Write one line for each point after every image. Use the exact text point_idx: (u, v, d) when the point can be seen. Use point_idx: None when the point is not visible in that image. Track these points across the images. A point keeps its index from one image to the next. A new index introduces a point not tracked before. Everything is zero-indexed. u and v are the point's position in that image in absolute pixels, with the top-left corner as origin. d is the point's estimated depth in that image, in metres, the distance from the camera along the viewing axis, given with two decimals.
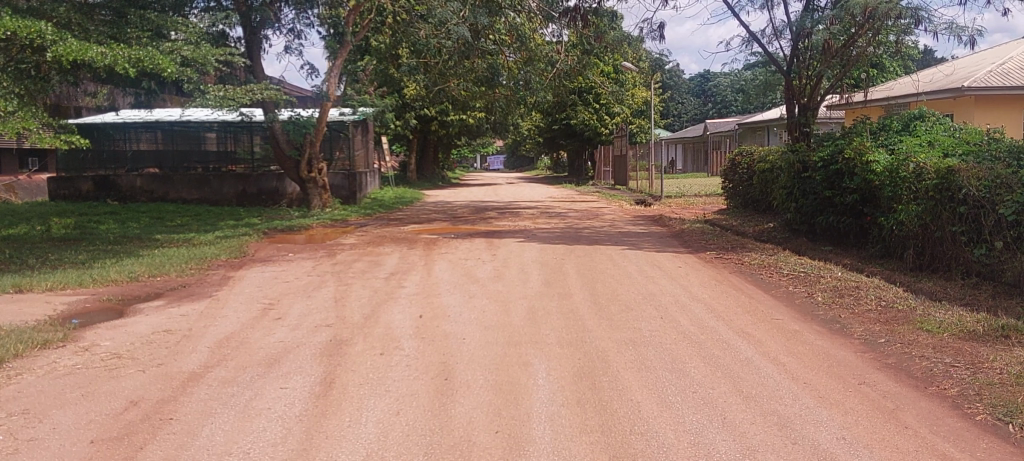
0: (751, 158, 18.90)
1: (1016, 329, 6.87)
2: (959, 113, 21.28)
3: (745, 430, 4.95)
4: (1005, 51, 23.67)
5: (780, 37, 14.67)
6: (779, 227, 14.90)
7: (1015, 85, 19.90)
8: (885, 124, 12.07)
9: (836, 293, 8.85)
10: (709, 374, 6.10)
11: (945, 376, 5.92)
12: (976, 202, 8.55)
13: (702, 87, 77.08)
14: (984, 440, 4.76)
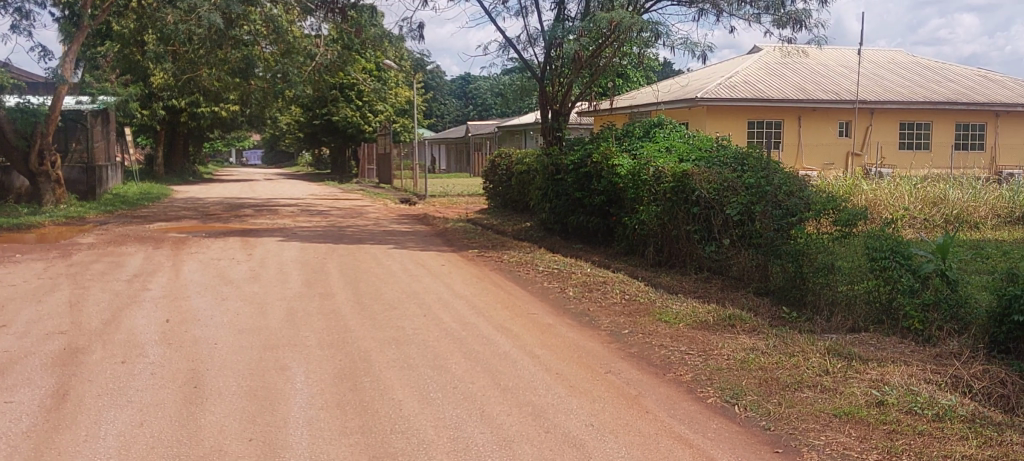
0: (509, 160, 19.52)
1: (740, 319, 7.59)
2: (694, 122, 23.19)
3: (502, 422, 5.11)
4: (732, 66, 26.09)
5: (534, 44, 15.24)
6: (535, 226, 15.51)
7: (740, 97, 22.02)
8: (629, 131, 12.87)
9: (585, 289, 9.35)
10: (468, 370, 6.24)
11: (682, 363, 6.44)
12: (707, 203, 9.34)
13: (464, 90, 78.58)
14: (714, 419, 5.21)
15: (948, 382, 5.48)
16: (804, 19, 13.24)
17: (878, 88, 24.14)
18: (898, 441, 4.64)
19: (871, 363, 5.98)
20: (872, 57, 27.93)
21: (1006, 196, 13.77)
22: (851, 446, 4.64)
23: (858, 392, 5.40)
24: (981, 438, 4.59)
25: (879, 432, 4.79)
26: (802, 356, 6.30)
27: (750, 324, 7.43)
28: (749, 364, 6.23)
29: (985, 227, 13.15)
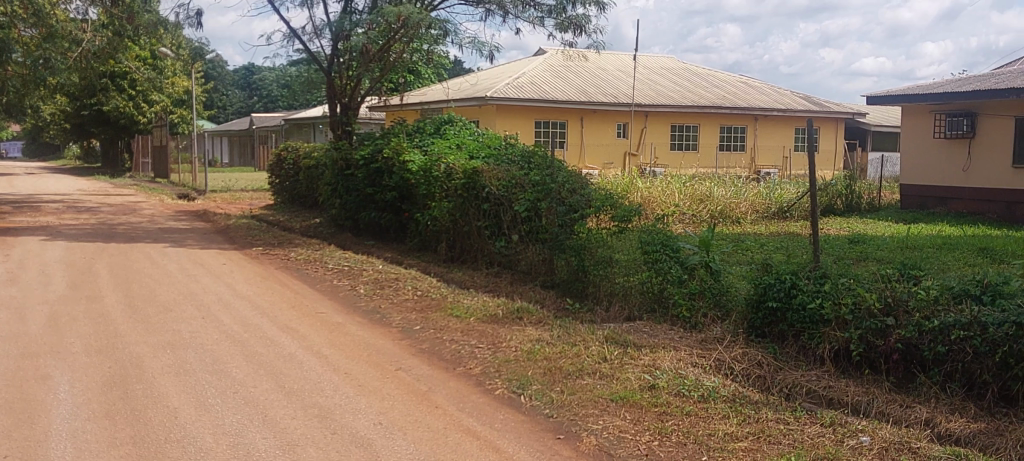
0: (296, 154, 18.96)
1: (528, 311, 7.79)
2: (483, 120, 23.57)
3: (286, 425, 4.93)
4: (519, 66, 26.78)
5: (320, 36, 14.89)
6: (325, 222, 15.17)
7: (527, 97, 22.64)
8: (419, 127, 12.87)
9: (376, 285, 9.25)
10: (251, 372, 5.99)
11: (471, 357, 6.51)
12: (497, 199, 9.56)
13: (248, 81, 75.52)
14: (501, 410, 5.31)
15: (712, 365, 5.87)
16: (584, 24, 13.79)
17: (652, 92, 25.63)
18: (667, 422, 4.92)
19: (645, 350, 6.32)
20: (647, 62, 29.63)
21: (764, 193, 15.05)
22: (626, 428, 4.88)
23: (634, 377, 5.69)
24: (740, 416, 4.95)
25: (651, 415, 5.06)
26: (583, 344, 6.57)
27: (536, 316, 7.65)
28: (535, 354, 6.41)
29: (746, 222, 14.31)
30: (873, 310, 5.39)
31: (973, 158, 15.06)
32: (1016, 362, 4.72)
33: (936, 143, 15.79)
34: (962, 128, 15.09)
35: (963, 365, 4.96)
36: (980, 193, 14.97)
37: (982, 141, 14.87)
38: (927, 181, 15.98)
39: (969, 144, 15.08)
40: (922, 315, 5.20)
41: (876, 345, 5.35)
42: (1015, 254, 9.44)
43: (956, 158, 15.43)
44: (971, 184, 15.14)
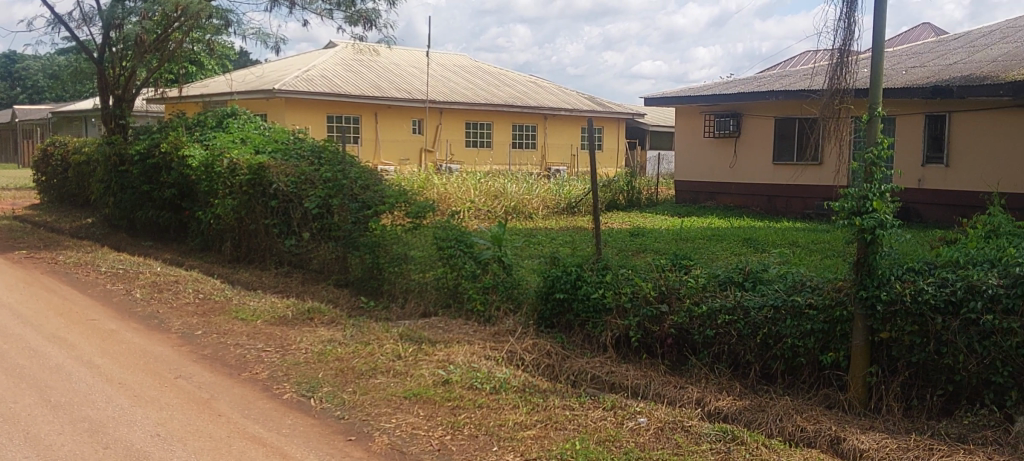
0: (64, 148, 17.47)
1: (319, 312, 7.57)
2: (271, 113, 22.77)
3: (50, 443, 4.50)
4: (309, 59, 26.11)
5: (90, 23, 13.79)
6: (98, 222, 14.08)
7: (317, 91, 22.08)
8: (200, 120, 12.20)
9: (155, 289, 8.67)
10: (10, 387, 5.42)
11: (258, 361, 6.24)
12: (285, 196, 9.26)
13: (8, 69, 68.85)
14: (289, 415, 5.12)
15: (504, 357, 5.97)
16: (374, 18, 13.62)
17: (445, 90, 25.78)
18: (460, 416, 4.94)
19: (439, 345, 6.32)
20: (439, 59, 29.80)
21: (554, 189, 15.46)
22: (418, 425, 4.85)
23: (427, 373, 5.68)
24: (529, 405, 5.06)
25: (443, 409, 5.06)
26: (376, 343, 6.47)
27: (328, 316, 7.46)
28: (326, 355, 6.24)
29: (537, 217, 14.67)
30: (649, 297, 5.70)
31: (739, 156, 16.28)
32: (774, 342, 5.12)
33: (706, 142, 16.92)
34: (728, 127, 16.25)
35: (729, 346, 5.31)
36: (745, 188, 16.20)
37: (747, 140, 16.10)
38: (699, 177, 17.10)
39: (735, 143, 16.28)
40: (692, 301, 5.54)
41: (652, 331, 5.66)
42: (775, 243, 10.27)
43: (724, 155, 16.62)
44: (738, 180, 16.35)
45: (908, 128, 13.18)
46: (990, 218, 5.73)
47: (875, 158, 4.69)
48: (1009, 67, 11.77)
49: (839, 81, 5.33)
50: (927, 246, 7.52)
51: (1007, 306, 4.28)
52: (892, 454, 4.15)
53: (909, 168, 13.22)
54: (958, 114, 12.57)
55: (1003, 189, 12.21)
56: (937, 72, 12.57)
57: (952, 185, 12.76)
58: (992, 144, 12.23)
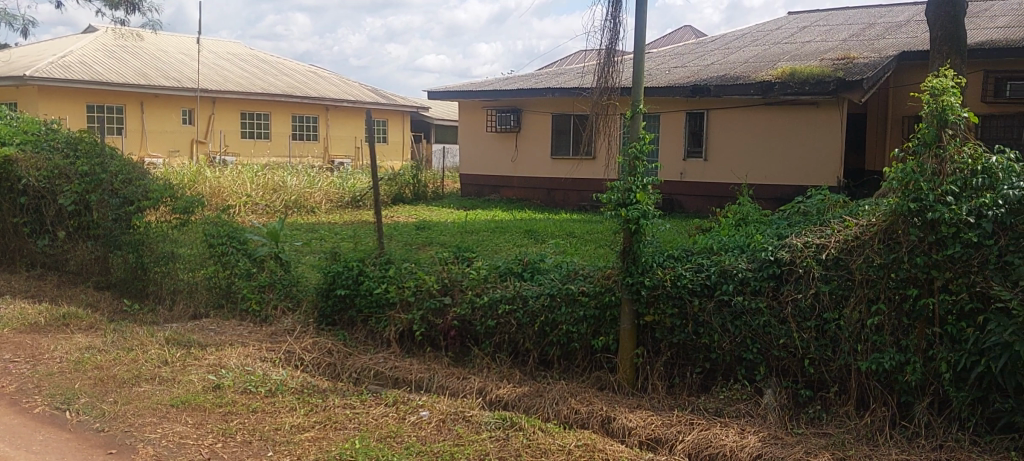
0: None
1: (77, 317, 7.00)
2: (22, 102, 20.81)
3: None
4: (65, 44, 24.04)
5: None
6: None
7: (75, 79, 20.42)
8: None
9: None
10: None
11: (4, 373, 5.67)
12: (37, 192, 8.47)
13: None
14: (40, 430, 4.69)
15: (283, 358, 5.79)
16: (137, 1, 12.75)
17: (219, 79, 24.61)
18: (232, 422, 4.73)
19: (211, 349, 6.02)
20: (213, 47, 28.40)
21: (337, 182, 15.13)
22: (187, 434, 4.59)
23: (196, 379, 5.40)
24: (306, 406, 4.93)
25: (215, 416, 4.83)
26: (141, 349, 6.07)
27: (87, 321, 6.91)
28: (83, 364, 5.77)
29: (320, 211, 14.32)
30: (432, 290, 5.73)
31: (519, 150, 16.70)
32: (551, 329, 5.29)
33: (488, 136, 17.25)
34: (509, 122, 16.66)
35: (510, 335, 5.43)
36: (525, 181, 16.66)
37: (526, 134, 16.55)
38: (481, 171, 17.39)
39: (515, 138, 16.69)
40: (474, 293, 5.63)
41: (435, 324, 5.68)
42: (553, 234, 10.62)
43: (505, 149, 17.00)
44: (519, 173, 16.78)
45: (671, 124, 14.06)
46: (741, 208, 6.22)
47: (638, 152, 4.93)
48: (758, 69, 12.87)
49: (607, 78, 5.54)
50: (687, 233, 8.06)
51: (754, 287, 4.63)
52: (656, 430, 4.37)
53: (672, 162, 14.14)
54: (716, 112, 13.59)
55: (751, 181, 13.36)
56: (697, 72, 13.52)
57: (709, 177, 13.79)
58: (743, 139, 13.33)
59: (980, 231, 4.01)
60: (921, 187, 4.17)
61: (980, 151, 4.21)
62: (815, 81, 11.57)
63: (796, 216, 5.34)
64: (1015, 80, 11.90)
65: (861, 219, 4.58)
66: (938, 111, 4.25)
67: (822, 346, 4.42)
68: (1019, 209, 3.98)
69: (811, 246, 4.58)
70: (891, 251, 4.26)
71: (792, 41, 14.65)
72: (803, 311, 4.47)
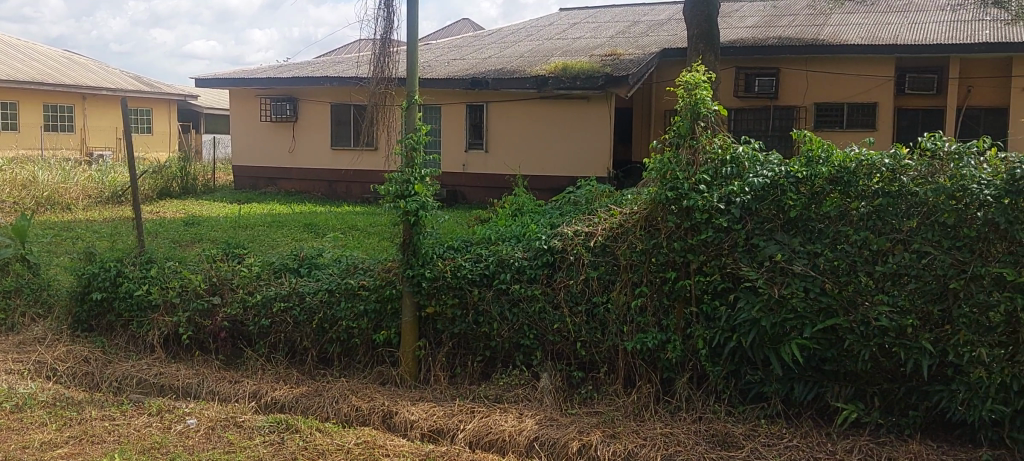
0: None
1: None
2: None
3: None
4: None
5: None
6: None
7: None
8: None
9: None
10: None
11: None
12: None
13: None
14: None
15: (31, 369, 5.30)
16: None
17: None
18: None
19: None
20: None
21: (96, 177, 14.03)
22: None
23: None
24: (60, 421, 4.53)
25: None
26: None
27: None
28: None
29: (76, 208, 13.25)
30: (199, 291, 5.47)
31: (297, 140, 15.87)
32: (330, 326, 5.14)
33: (262, 126, 16.24)
34: (285, 112, 15.79)
35: (285, 334, 5.24)
36: (304, 173, 15.88)
37: (304, 126, 15.75)
38: (255, 161, 16.36)
39: (293, 127, 15.84)
40: (246, 292, 5.42)
41: (203, 326, 5.40)
42: (333, 227, 10.27)
43: (282, 139, 16.09)
44: (297, 165, 15.96)
45: (452, 117, 14.18)
46: (517, 198, 6.39)
47: (415, 143, 4.84)
48: (532, 63, 13.23)
49: (383, 69, 5.46)
50: (464, 225, 8.10)
51: (530, 276, 4.74)
52: (438, 420, 4.37)
53: (454, 154, 14.27)
54: (493, 105, 13.84)
55: (526, 173, 13.72)
56: (475, 65, 13.70)
57: (488, 169, 14.04)
58: (521, 132, 13.65)
59: (729, 216, 4.26)
60: (677, 177, 4.39)
61: (728, 142, 4.46)
62: (586, 77, 12.07)
63: (567, 206, 5.52)
64: (762, 76, 13.02)
65: (626, 207, 4.80)
66: (691, 104, 4.45)
67: (592, 329, 4.59)
68: (764, 195, 4.23)
69: (581, 235, 4.76)
70: (652, 237, 4.49)
71: (564, 36, 15.19)
72: (574, 296, 4.64)
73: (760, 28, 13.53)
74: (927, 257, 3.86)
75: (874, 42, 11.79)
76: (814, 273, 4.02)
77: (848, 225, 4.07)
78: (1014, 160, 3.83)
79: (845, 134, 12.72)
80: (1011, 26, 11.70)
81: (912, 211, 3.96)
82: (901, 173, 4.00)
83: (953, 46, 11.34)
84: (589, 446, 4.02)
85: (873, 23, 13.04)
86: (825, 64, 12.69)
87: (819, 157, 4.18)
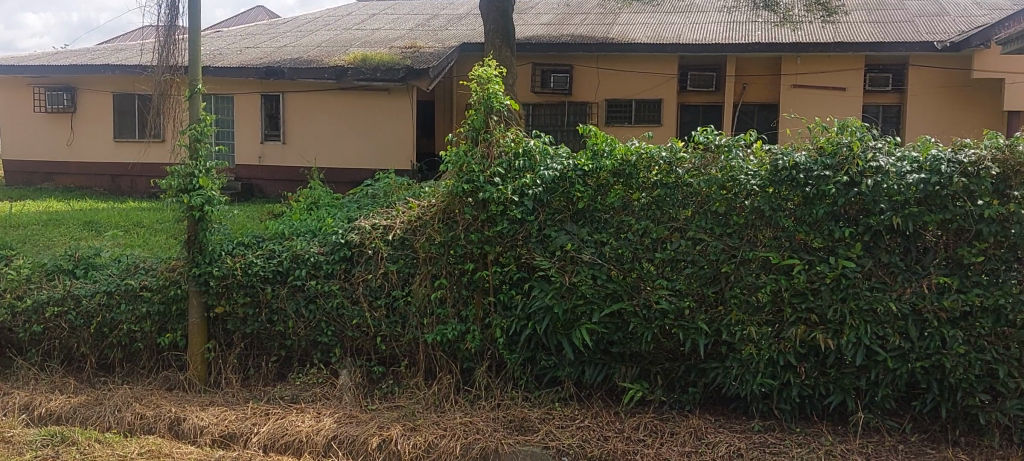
0: None
1: None
2: None
3: None
4: None
5: None
6: None
7: None
8: None
9: None
10: None
11: None
12: None
13: None
14: None
15: None
16: None
17: None
18: None
19: None
20: None
21: None
22: None
23: None
24: None
25: None
26: None
27: None
28: None
29: None
30: None
31: (75, 132, 14.59)
32: (110, 331, 4.86)
33: (35, 117, 14.84)
34: (62, 102, 14.49)
35: (61, 341, 4.92)
36: (83, 167, 14.63)
37: (82, 116, 14.52)
38: (29, 156, 14.98)
39: (70, 118, 14.58)
40: (15, 296, 5.04)
41: None
42: (117, 224, 9.31)
43: (58, 132, 14.78)
44: (76, 158, 14.69)
45: (246, 108, 13.58)
46: (312, 192, 6.30)
47: (199, 135, 4.66)
48: (331, 53, 12.95)
49: (168, 58, 5.22)
50: (254, 220, 7.85)
51: (326, 271, 4.62)
52: (230, 425, 4.23)
53: (249, 147, 13.73)
54: (290, 95, 13.37)
55: (322, 166, 13.47)
56: (271, 54, 13.25)
57: (284, 161, 13.62)
58: (320, 123, 13.33)
59: (523, 208, 4.30)
60: (473, 170, 4.32)
61: (521, 135, 4.44)
62: (385, 68, 11.85)
63: (364, 199, 5.48)
64: (557, 73, 13.50)
65: (424, 200, 4.73)
66: (485, 98, 4.39)
67: (391, 323, 4.52)
68: (554, 187, 4.30)
69: (379, 228, 4.65)
70: (449, 229, 4.44)
71: (362, 27, 15.03)
72: (373, 291, 4.55)
73: (555, 26, 13.95)
74: (702, 244, 4.08)
75: (660, 41, 12.44)
76: (601, 261, 4.17)
77: (631, 215, 4.24)
78: (778, 152, 4.00)
79: (634, 129, 13.45)
80: (780, 29, 12.69)
81: (688, 200, 4.17)
82: (677, 166, 4.18)
83: (731, 46, 12.15)
84: (388, 441, 4.01)
85: (657, 23, 13.76)
86: (615, 62, 13.31)
87: (604, 150, 4.29)
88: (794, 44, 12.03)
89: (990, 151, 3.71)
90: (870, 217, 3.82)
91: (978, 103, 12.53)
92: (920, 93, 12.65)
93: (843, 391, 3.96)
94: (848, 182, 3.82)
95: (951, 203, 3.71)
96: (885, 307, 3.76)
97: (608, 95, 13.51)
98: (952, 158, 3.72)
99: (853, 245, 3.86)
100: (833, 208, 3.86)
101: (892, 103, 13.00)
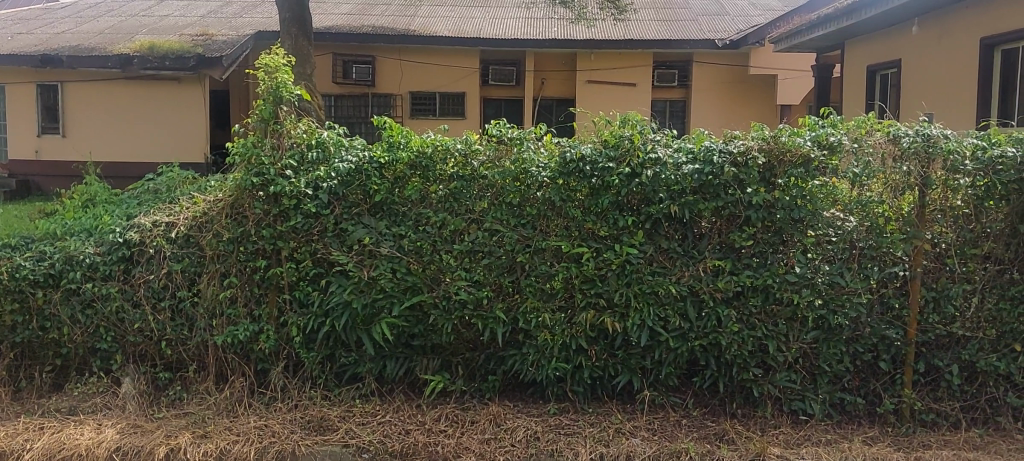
0: None
1: None
2: None
3: None
4: None
5: None
6: None
7: None
8: None
9: None
10: None
11: None
12: None
13: None
14: None
15: None
16: None
17: None
18: None
19: None
20: None
21: None
22: None
23: None
24: None
25: None
26: None
27: None
28: None
29: None
30: None
31: None
32: None
33: None
34: None
35: None
36: None
37: None
38: None
39: None
40: None
41: None
42: None
43: None
44: None
45: (19, 98, 12.55)
46: (87, 189, 5.95)
47: None
48: (115, 41, 12.21)
49: None
50: (25, 219, 7.34)
51: (104, 273, 4.35)
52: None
53: (23, 140, 12.70)
54: (69, 85, 12.44)
55: (100, 160, 12.64)
56: (48, 41, 12.34)
57: (61, 156, 12.66)
58: (103, 116, 12.50)
59: (318, 202, 4.19)
60: (262, 162, 4.20)
61: (313, 126, 4.37)
62: (174, 56, 11.27)
63: (145, 195, 5.24)
64: (359, 63, 13.49)
65: (209, 195, 4.54)
66: (273, 88, 4.24)
67: (178, 327, 4.33)
68: (350, 180, 4.21)
69: (160, 225, 4.42)
70: (239, 225, 4.28)
71: (149, 14, 14.25)
72: (156, 292, 4.33)
73: (355, 15, 13.78)
74: (498, 235, 4.15)
75: (461, 34, 12.58)
76: (400, 254, 4.15)
77: (428, 208, 4.23)
78: (566, 145, 4.12)
79: (438, 121, 13.90)
80: (575, 26, 13.24)
81: (483, 193, 4.22)
82: (472, 158, 4.21)
83: (530, 42, 12.52)
84: (176, 451, 3.84)
85: (457, 17, 13.94)
86: (417, 55, 13.66)
87: (399, 142, 4.24)
88: (588, 40, 12.66)
89: (757, 142, 3.97)
90: (651, 206, 4.02)
91: (750, 97, 14.23)
92: (702, 85, 14.18)
93: (630, 371, 4.16)
94: (631, 173, 4.00)
95: (723, 192, 3.96)
96: (666, 290, 3.98)
97: (411, 88, 13.86)
98: (724, 149, 3.97)
99: (636, 232, 4.06)
100: (617, 198, 4.04)
101: (677, 98, 14.41)
